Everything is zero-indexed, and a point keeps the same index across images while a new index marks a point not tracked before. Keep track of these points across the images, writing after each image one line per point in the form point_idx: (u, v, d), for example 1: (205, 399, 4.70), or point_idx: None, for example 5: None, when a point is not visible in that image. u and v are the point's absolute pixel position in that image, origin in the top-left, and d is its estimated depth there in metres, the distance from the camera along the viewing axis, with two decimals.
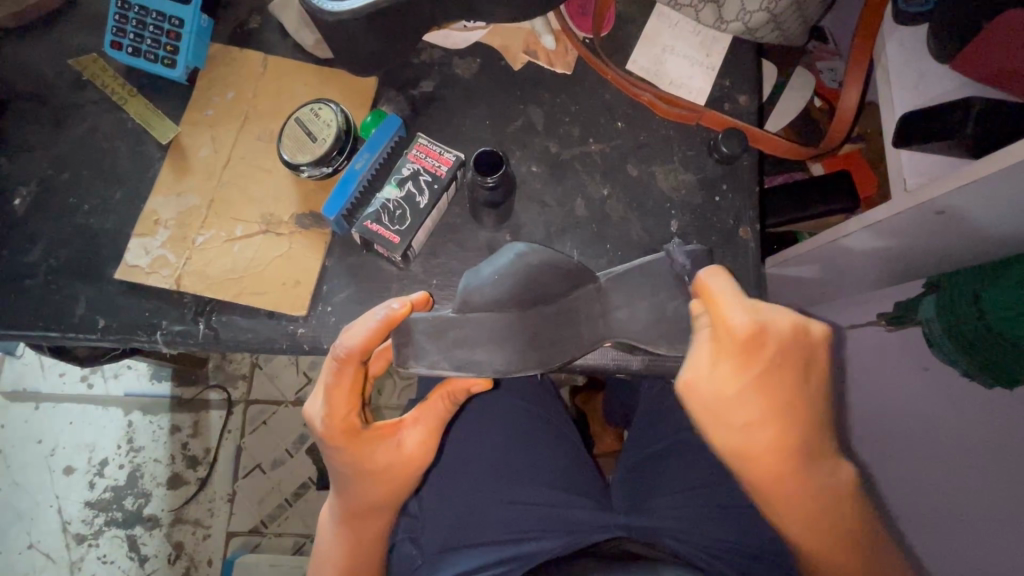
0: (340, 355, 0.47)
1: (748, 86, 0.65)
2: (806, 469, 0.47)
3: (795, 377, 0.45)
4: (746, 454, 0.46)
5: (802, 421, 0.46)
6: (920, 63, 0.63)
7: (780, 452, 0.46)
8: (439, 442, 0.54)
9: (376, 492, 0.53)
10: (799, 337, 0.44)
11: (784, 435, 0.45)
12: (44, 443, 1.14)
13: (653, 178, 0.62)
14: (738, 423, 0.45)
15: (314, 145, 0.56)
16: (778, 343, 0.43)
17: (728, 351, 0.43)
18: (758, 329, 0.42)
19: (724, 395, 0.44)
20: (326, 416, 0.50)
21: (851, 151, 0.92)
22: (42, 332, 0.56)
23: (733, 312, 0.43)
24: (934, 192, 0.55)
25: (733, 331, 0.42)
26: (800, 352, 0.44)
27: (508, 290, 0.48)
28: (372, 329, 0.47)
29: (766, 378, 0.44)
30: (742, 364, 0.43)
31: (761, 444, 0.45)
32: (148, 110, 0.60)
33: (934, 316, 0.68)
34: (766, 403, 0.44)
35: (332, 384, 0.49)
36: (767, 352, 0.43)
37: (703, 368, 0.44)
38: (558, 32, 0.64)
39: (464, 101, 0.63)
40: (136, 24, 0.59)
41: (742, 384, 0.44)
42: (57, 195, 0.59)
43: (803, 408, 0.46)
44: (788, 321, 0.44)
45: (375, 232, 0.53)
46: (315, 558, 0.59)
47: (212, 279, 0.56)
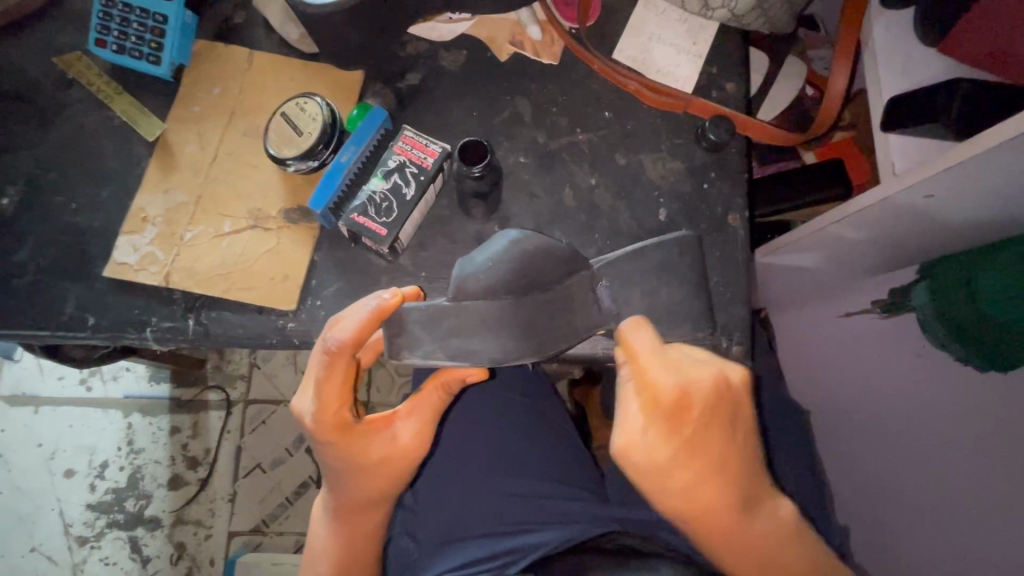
0: (331, 349, 0.46)
1: (736, 73, 0.65)
2: (742, 518, 0.48)
3: (727, 434, 0.45)
4: (692, 509, 0.46)
5: (732, 477, 0.46)
6: (907, 46, 0.62)
7: (712, 508, 0.46)
8: (433, 434, 0.54)
9: (372, 485, 0.53)
10: (724, 393, 0.44)
11: (719, 490, 0.46)
12: (44, 446, 1.14)
13: (642, 167, 0.62)
14: (679, 484, 0.45)
15: (300, 139, 0.55)
16: (704, 403, 0.43)
17: (657, 416, 0.43)
18: (682, 391, 0.42)
19: (660, 461, 0.43)
20: (316, 411, 0.48)
21: (844, 138, 0.91)
22: (33, 332, 0.56)
23: (658, 375, 0.43)
24: (920, 175, 0.55)
25: (660, 394, 0.43)
26: (724, 407, 0.45)
27: (501, 277, 0.47)
28: (362, 321, 0.46)
29: (693, 441, 0.44)
30: (665, 428, 0.43)
31: (705, 502, 0.46)
32: (135, 108, 0.60)
33: (926, 301, 0.69)
34: (696, 467, 0.44)
35: (323, 379, 0.48)
36: (693, 414, 0.43)
37: (636, 435, 0.43)
38: (544, 22, 0.64)
39: (451, 93, 0.63)
40: (121, 21, 0.59)
41: (673, 449, 0.43)
42: (45, 194, 0.59)
43: (732, 465, 0.46)
44: (709, 377, 0.44)
45: (362, 225, 0.53)
46: (310, 550, 0.59)
47: (201, 275, 0.56)
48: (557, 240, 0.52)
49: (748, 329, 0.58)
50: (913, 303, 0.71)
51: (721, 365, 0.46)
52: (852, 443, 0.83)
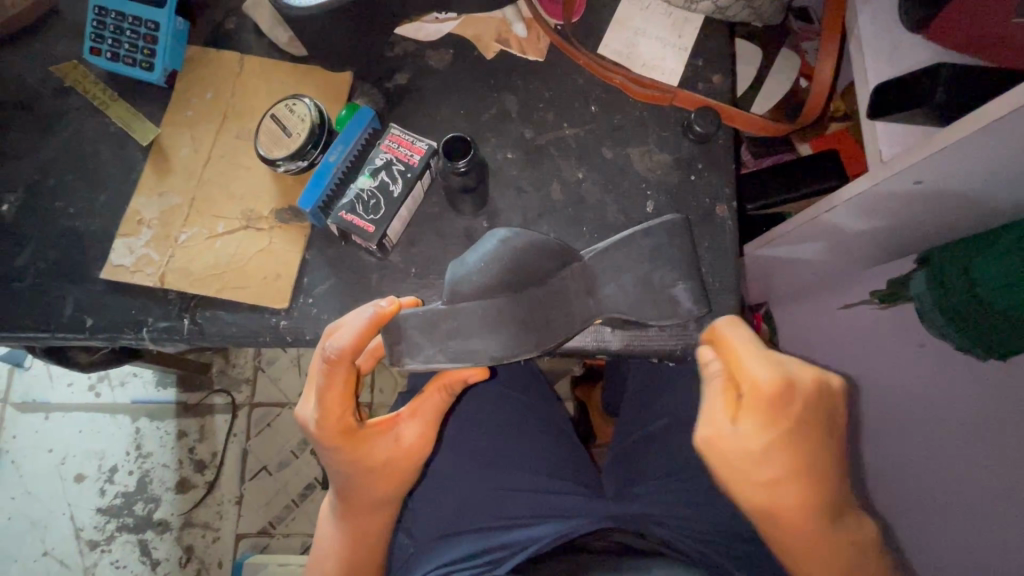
0: (330, 358, 0.46)
1: (721, 65, 0.65)
2: (829, 527, 0.47)
3: (822, 435, 0.46)
4: (773, 509, 0.46)
5: (824, 478, 0.46)
6: (893, 35, 0.62)
7: (801, 511, 0.46)
8: (436, 432, 0.53)
9: (378, 488, 0.52)
10: (823, 392, 0.45)
11: (807, 493, 0.46)
12: (55, 452, 1.16)
13: (629, 160, 0.62)
14: (759, 481, 0.45)
15: (288, 140, 0.56)
16: (805, 400, 0.44)
17: (752, 408, 0.44)
18: (783, 383, 0.44)
19: (752, 450, 0.44)
20: (320, 419, 0.48)
21: (838, 128, 0.91)
22: (34, 334, 0.57)
23: (754, 365, 0.45)
24: (911, 159, 0.54)
25: (758, 385, 0.44)
26: (821, 406, 0.46)
27: (494, 276, 0.47)
28: (361, 326, 0.46)
29: (798, 437, 0.44)
30: (769, 420, 0.44)
31: (786, 503, 0.46)
32: (129, 113, 0.62)
33: (925, 290, 0.68)
34: (795, 463, 0.45)
35: (324, 388, 0.48)
36: (796, 409, 0.44)
37: (725, 426, 0.45)
38: (529, 20, 0.65)
39: (439, 92, 0.63)
40: (114, 29, 0.61)
41: (769, 440, 0.44)
42: (44, 200, 0.60)
43: (824, 467, 0.46)
44: (810, 376, 0.45)
45: (350, 222, 0.54)
46: (315, 557, 0.57)
47: (196, 276, 0.57)
48: (550, 237, 0.51)
49: (737, 318, 0.58)
50: (912, 292, 0.71)
51: (821, 368, 0.47)
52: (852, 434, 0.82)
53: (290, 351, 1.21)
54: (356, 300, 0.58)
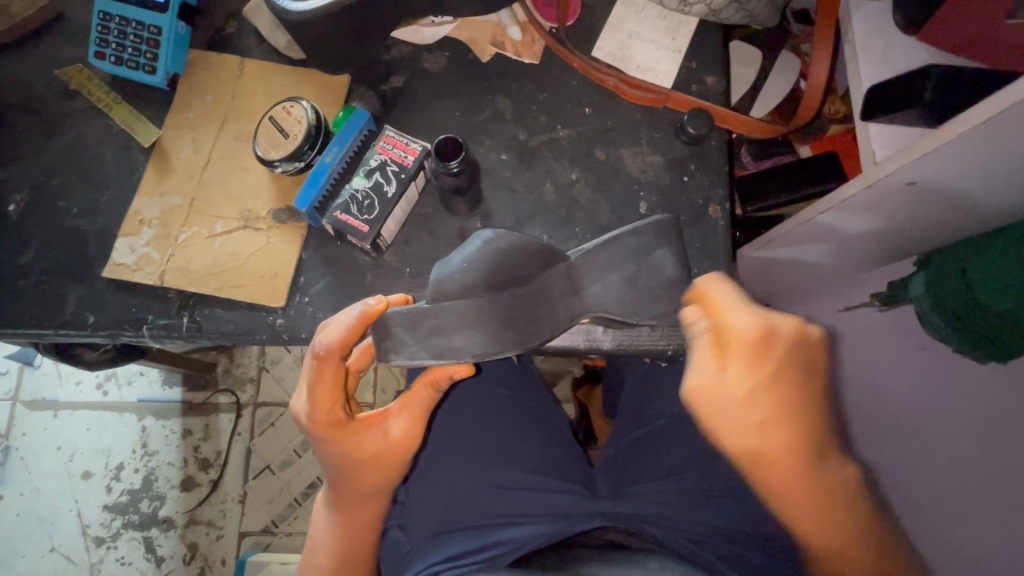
0: (319, 354, 0.48)
1: (715, 67, 0.65)
2: (816, 471, 0.47)
3: (805, 379, 0.46)
4: (755, 454, 0.47)
5: (808, 422, 0.46)
6: (888, 36, 0.62)
7: (780, 455, 0.46)
8: (423, 427, 0.54)
9: (368, 481, 0.53)
10: (807, 337, 0.46)
11: (797, 430, 0.46)
12: (63, 449, 1.18)
13: (621, 161, 0.63)
14: (723, 426, 0.46)
15: (285, 141, 0.57)
16: (787, 343, 0.45)
17: (736, 354, 0.45)
18: (762, 329, 0.44)
19: (711, 395, 0.45)
20: (310, 412, 0.50)
21: (838, 130, 0.91)
22: (38, 331, 0.59)
23: (737, 316, 0.45)
24: (902, 160, 0.54)
25: (740, 334, 0.45)
26: (806, 351, 0.46)
27: (477, 275, 0.47)
28: (348, 325, 0.48)
29: (780, 377, 0.45)
30: (749, 366, 0.45)
31: (772, 446, 0.46)
32: (132, 116, 0.63)
33: (924, 292, 0.68)
34: (777, 404, 0.45)
35: (314, 382, 0.49)
36: (779, 353, 0.45)
37: (712, 374, 0.45)
38: (524, 23, 0.65)
39: (434, 94, 0.64)
40: (118, 34, 0.62)
41: (756, 383, 0.45)
42: (49, 200, 0.62)
43: (806, 410, 0.46)
44: (790, 323, 0.46)
45: (345, 222, 0.55)
46: (308, 549, 0.57)
47: (194, 274, 0.58)
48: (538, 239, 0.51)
49: None
50: (911, 294, 0.70)
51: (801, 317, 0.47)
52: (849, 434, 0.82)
53: (292, 351, 1.22)
54: (351, 298, 0.59)
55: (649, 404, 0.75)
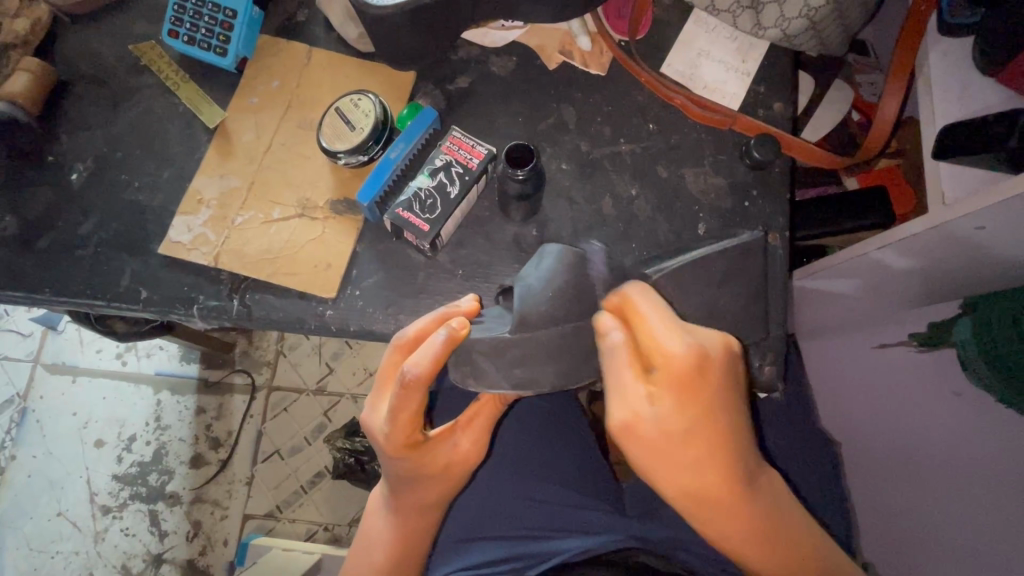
0: (408, 383, 0.45)
1: (784, 93, 0.64)
2: (753, 498, 0.45)
3: (726, 408, 0.42)
4: (699, 488, 0.43)
5: (742, 457, 0.44)
6: (965, 77, 0.61)
7: (722, 487, 0.43)
8: (487, 440, 0.54)
9: (434, 490, 0.53)
10: (734, 354, 0.43)
11: (715, 458, 0.42)
12: (78, 416, 1.18)
13: (683, 180, 0.62)
14: (688, 467, 0.42)
15: (352, 134, 0.58)
16: (719, 371, 0.42)
17: (668, 383, 0.41)
18: (696, 357, 0.41)
19: (670, 431, 0.41)
20: (388, 435, 0.48)
21: (889, 165, 0.89)
22: (89, 300, 0.59)
23: (669, 339, 0.41)
24: (972, 205, 0.53)
25: (673, 360, 0.41)
26: (728, 374, 0.43)
27: (561, 303, 0.46)
28: (436, 351, 0.45)
29: (707, 409, 0.42)
30: (682, 398, 0.41)
31: (709, 481, 0.43)
32: (198, 96, 0.64)
33: (970, 339, 0.66)
34: (710, 437, 0.42)
35: (398, 409, 0.47)
36: (710, 381, 0.41)
37: (641, 407, 0.41)
38: (594, 33, 0.65)
39: (498, 97, 0.64)
40: (193, 15, 0.63)
41: (685, 415, 0.41)
42: (111, 172, 0.62)
43: (734, 443, 0.43)
44: (716, 345, 0.43)
45: (406, 219, 0.55)
46: (354, 553, 0.57)
47: (249, 258, 0.58)
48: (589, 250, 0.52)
49: (782, 350, 0.58)
50: (955, 339, 0.68)
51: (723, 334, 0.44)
52: (881, 475, 0.80)
53: (312, 339, 1.22)
54: (401, 294, 0.58)
55: None
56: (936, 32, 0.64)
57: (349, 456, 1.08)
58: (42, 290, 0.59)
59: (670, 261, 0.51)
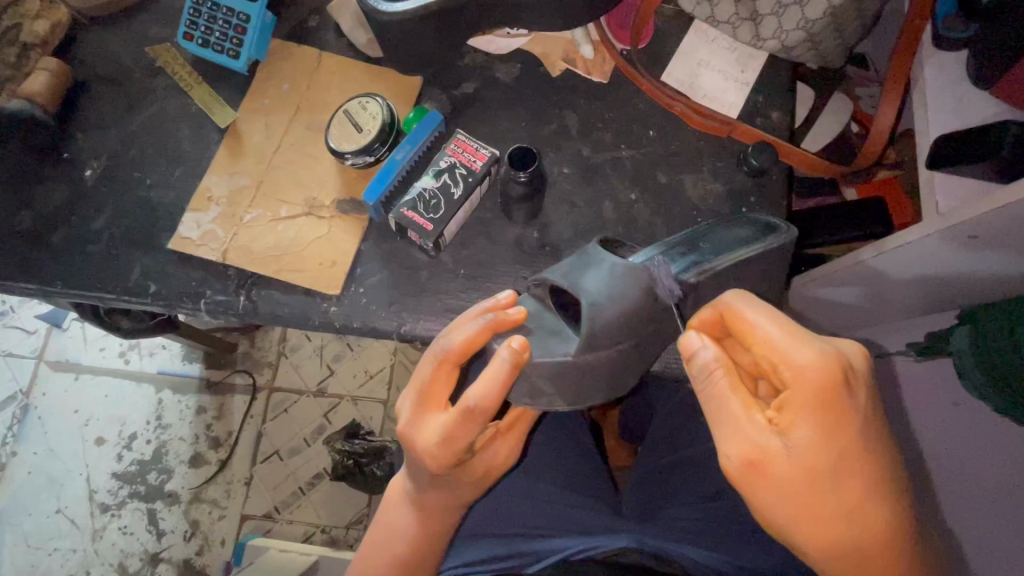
0: (479, 413, 0.45)
1: (783, 103, 0.66)
2: (904, 534, 0.43)
3: (869, 432, 0.42)
4: (853, 531, 0.42)
5: (892, 487, 0.43)
6: (959, 89, 0.63)
7: (868, 526, 0.42)
8: (522, 444, 0.57)
9: (467, 493, 0.55)
10: (871, 367, 0.43)
11: (866, 487, 0.42)
12: (80, 413, 1.19)
13: (682, 186, 0.63)
14: (834, 504, 0.41)
15: (359, 135, 0.59)
16: (857, 384, 0.42)
17: (806, 406, 0.41)
18: (834, 373, 0.41)
19: (812, 460, 0.41)
20: (439, 457, 0.47)
21: (887, 176, 0.90)
22: (98, 293, 0.60)
23: (798, 351, 0.41)
24: (962, 215, 0.54)
25: (804, 375, 0.41)
26: (867, 389, 0.42)
27: (619, 319, 0.45)
28: (503, 380, 0.45)
29: (851, 434, 0.41)
30: (821, 423, 0.41)
31: (862, 518, 0.42)
32: (210, 96, 0.65)
33: (965, 347, 0.65)
34: (859, 465, 0.42)
35: (457, 433, 0.46)
36: (850, 399, 0.41)
37: (769, 439, 0.41)
38: (597, 42, 0.66)
39: (502, 103, 0.66)
40: (208, 18, 0.65)
41: (829, 444, 0.41)
42: (124, 169, 0.64)
43: (885, 469, 0.43)
44: (851, 357, 0.43)
45: (410, 219, 0.56)
46: (371, 544, 0.58)
47: (256, 255, 0.60)
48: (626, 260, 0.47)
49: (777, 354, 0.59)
50: (953, 348, 0.67)
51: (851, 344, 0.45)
52: None
53: (314, 340, 1.23)
54: (404, 293, 0.59)
55: (678, 432, 0.74)
56: (931, 45, 0.65)
57: (349, 459, 1.09)
58: (53, 284, 0.61)
59: (717, 260, 0.49)
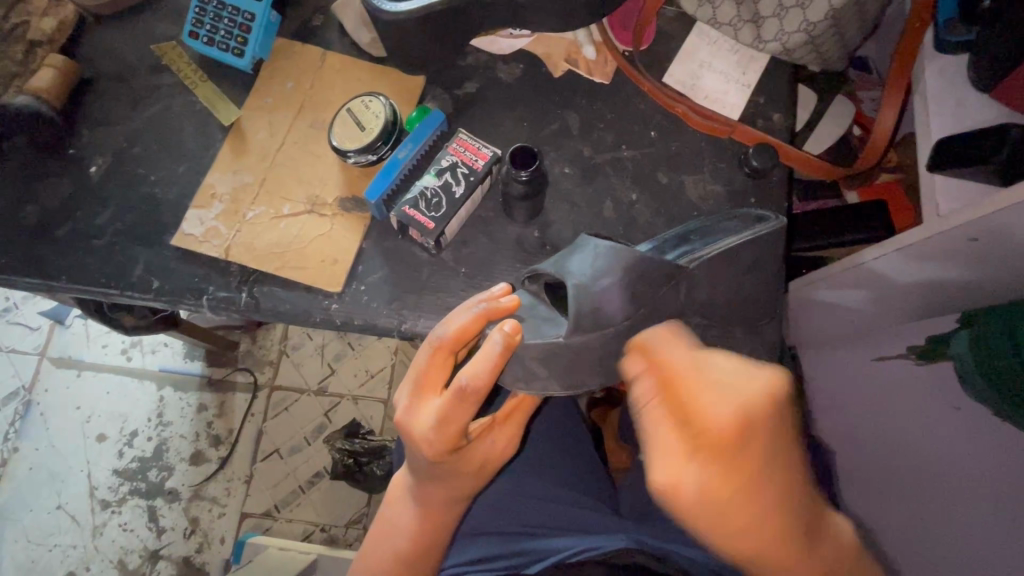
0: (471, 394, 0.45)
1: (784, 105, 0.66)
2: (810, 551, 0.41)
3: (773, 463, 0.38)
4: (758, 550, 0.39)
5: (799, 511, 0.39)
6: (960, 92, 0.63)
7: (771, 545, 0.39)
8: (520, 435, 0.55)
9: (466, 484, 0.54)
10: (784, 398, 0.38)
11: (763, 514, 0.38)
12: (82, 409, 1.20)
13: (682, 186, 0.63)
14: (743, 529, 0.38)
15: (361, 134, 0.60)
16: (768, 419, 0.38)
17: (709, 452, 0.37)
18: (740, 421, 0.37)
19: (714, 497, 0.37)
20: (434, 442, 0.47)
21: (888, 179, 0.90)
22: (102, 289, 0.61)
23: (711, 397, 0.38)
24: (961, 219, 0.54)
25: (713, 426, 0.37)
26: (777, 419, 0.38)
27: (609, 304, 0.46)
28: (496, 363, 0.45)
29: (754, 472, 0.37)
30: (717, 465, 0.37)
31: (764, 542, 0.39)
32: (215, 94, 0.66)
33: (965, 351, 0.65)
34: (761, 497, 0.38)
35: (450, 416, 0.46)
36: (756, 440, 0.37)
37: (681, 476, 0.37)
38: (599, 43, 0.67)
39: (504, 103, 0.66)
40: (213, 17, 0.65)
41: (732, 485, 0.37)
42: (128, 166, 0.64)
43: (789, 501, 0.39)
44: (767, 385, 0.38)
45: (412, 217, 0.57)
46: (372, 539, 0.58)
47: (259, 252, 0.60)
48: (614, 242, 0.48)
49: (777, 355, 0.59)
50: (952, 352, 0.68)
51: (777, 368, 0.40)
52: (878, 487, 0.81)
53: (314, 339, 1.24)
54: (405, 291, 0.60)
55: None
56: (932, 48, 0.65)
57: (349, 458, 1.10)
58: (57, 279, 0.61)
59: (706, 249, 0.51)
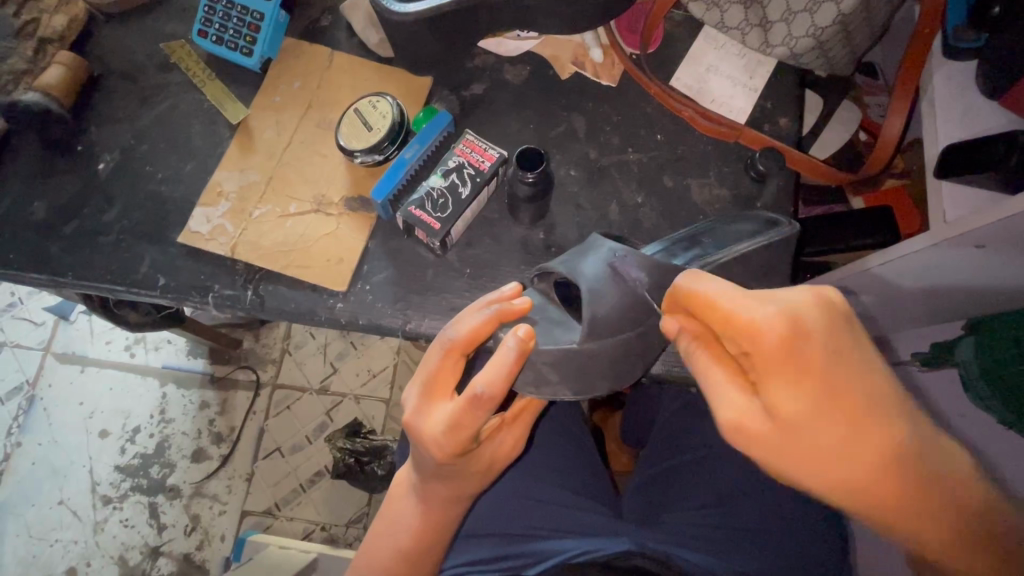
0: (486, 401, 0.45)
1: (791, 110, 0.66)
2: (922, 481, 0.35)
3: (846, 374, 0.35)
4: (860, 481, 0.36)
5: (895, 431, 0.35)
6: (968, 99, 0.63)
7: (871, 473, 0.35)
8: (527, 435, 0.55)
9: (472, 484, 0.54)
10: (834, 311, 0.36)
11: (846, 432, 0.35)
12: (85, 405, 1.20)
13: (688, 190, 0.63)
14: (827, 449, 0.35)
15: (368, 134, 0.60)
16: (823, 329, 0.35)
17: (767, 368, 0.35)
18: (788, 323, 0.34)
19: (786, 414, 0.35)
20: (445, 446, 0.47)
21: (895, 185, 0.90)
22: (108, 286, 0.61)
23: (753, 308, 0.35)
24: (967, 226, 0.54)
25: (761, 335, 0.35)
26: (834, 328, 0.35)
27: (620, 309, 0.46)
28: (510, 370, 0.45)
29: (827, 383, 0.35)
30: (789, 378, 0.35)
31: (859, 469, 0.35)
32: (222, 93, 0.66)
33: (971, 359, 0.64)
34: (839, 413, 0.35)
35: (462, 422, 0.46)
36: (814, 347, 0.35)
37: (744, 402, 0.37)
38: (607, 46, 0.67)
39: (511, 104, 0.66)
40: (222, 16, 0.66)
41: (806, 402, 0.35)
42: (136, 164, 0.65)
43: (877, 414, 0.35)
44: (807, 300, 0.36)
45: (417, 217, 0.57)
46: (375, 532, 0.58)
47: (264, 250, 0.60)
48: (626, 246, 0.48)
49: None
50: (957, 360, 0.66)
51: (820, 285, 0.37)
52: None
53: (317, 338, 1.24)
54: (409, 292, 0.60)
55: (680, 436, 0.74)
56: (941, 54, 0.65)
57: (350, 457, 1.09)
58: (64, 275, 0.62)
59: (719, 254, 0.51)
